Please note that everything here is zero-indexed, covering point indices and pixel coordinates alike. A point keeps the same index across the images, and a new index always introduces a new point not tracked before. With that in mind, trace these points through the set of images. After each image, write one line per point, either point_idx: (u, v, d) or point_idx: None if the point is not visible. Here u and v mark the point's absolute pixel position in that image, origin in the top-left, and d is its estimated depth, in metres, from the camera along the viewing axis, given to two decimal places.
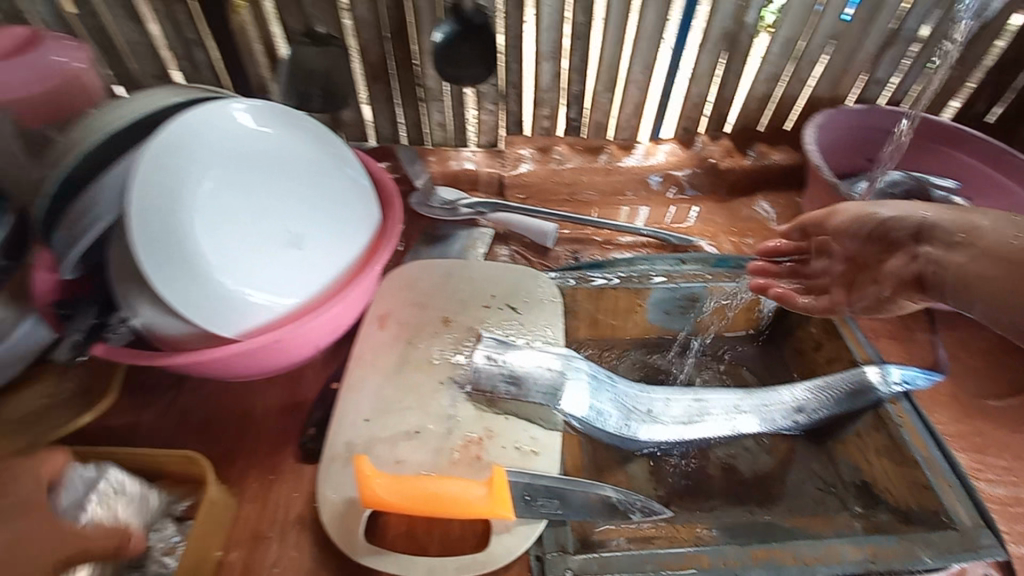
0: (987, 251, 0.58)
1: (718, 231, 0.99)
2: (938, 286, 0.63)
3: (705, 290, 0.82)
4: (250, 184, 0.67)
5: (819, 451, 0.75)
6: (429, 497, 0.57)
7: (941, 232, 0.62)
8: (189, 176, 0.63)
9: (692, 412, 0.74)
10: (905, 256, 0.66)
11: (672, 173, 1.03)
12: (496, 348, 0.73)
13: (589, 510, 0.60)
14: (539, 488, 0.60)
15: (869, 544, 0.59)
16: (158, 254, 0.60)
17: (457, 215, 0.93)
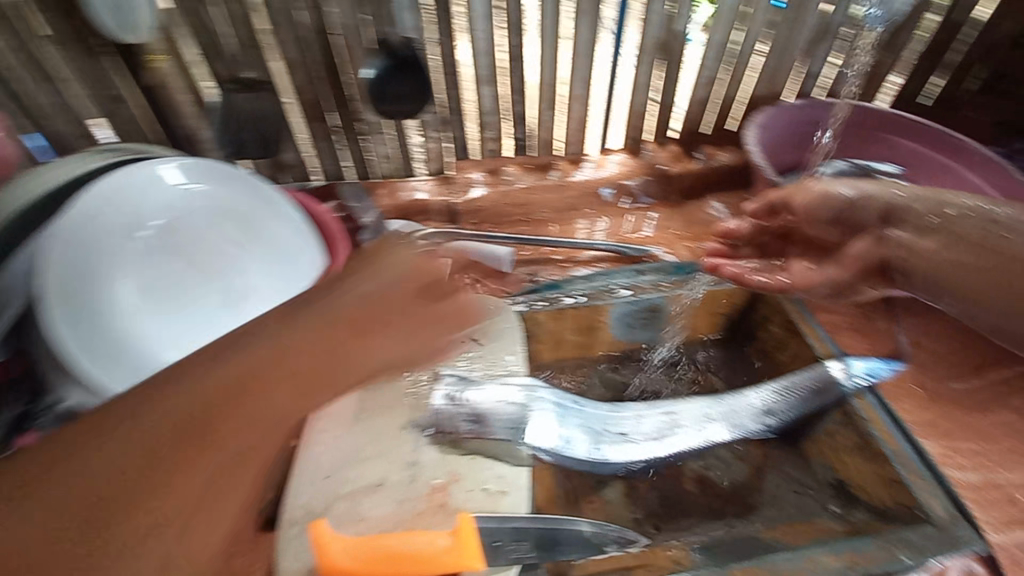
0: (959, 238, 0.59)
1: (675, 239, 0.97)
2: (906, 274, 0.64)
3: (665, 301, 0.82)
4: (179, 245, 0.64)
5: (794, 453, 0.74)
6: (394, 557, 0.55)
7: (909, 218, 0.64)
8: (111, 244, 0.60)
9: (663, 426, 0.73)
10: (870, 240, 0.68)
11: (623, 183, 1.03)
12: (457, 387, 0.71)
13: (563, 548, 0.59)
14: (509, 532, 0.58)
15: (848, 550, 0.58)
16: (80, 328, 0.57)
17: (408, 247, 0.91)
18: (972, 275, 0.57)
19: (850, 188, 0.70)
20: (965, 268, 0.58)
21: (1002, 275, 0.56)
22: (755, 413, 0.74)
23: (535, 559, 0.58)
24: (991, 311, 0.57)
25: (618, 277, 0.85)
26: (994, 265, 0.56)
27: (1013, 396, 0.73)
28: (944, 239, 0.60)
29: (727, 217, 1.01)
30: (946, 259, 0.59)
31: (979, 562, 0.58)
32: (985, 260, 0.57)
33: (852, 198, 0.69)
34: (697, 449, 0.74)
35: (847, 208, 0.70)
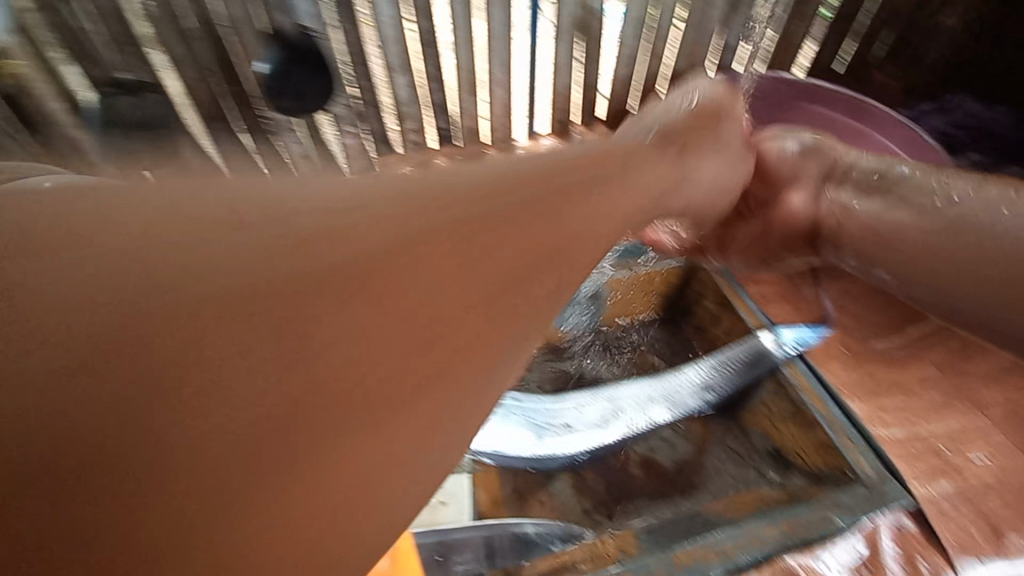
0: (899, 200, 0.56)
1: None
2: (835, 238, 0.61)
3: (603, 285, 0.81)
4: None
5: (733, 425, 0.74)
6: None
7: (853, 180, 0.61)
8: None
9: (607, 411, 0.74)
10: (809, 197, 0.65)
11: None
12: None
13: (508, 553, 0.57)
14: (450, 544, 0.56)
15: (784, 519, 0.59)
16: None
17: None
18: (904, 233, 0.54)
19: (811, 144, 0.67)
20: (898, 226, 0.55)
21: (937, 237, 0.52)
22: (693, 388, 0.75)
23: (479, 568, 0.56)
24: (915, 279, 0.53)
25: None
26: (929, 227, 0.53)
27: (929, 351, 0.76)
28: (883, 199, 0.58)
29: None
30: (883, 216, 0.57)
31: (909, 517, 0.60)
32: (921, 220, 0.53)
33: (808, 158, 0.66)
34: (639, 430, 0.73)
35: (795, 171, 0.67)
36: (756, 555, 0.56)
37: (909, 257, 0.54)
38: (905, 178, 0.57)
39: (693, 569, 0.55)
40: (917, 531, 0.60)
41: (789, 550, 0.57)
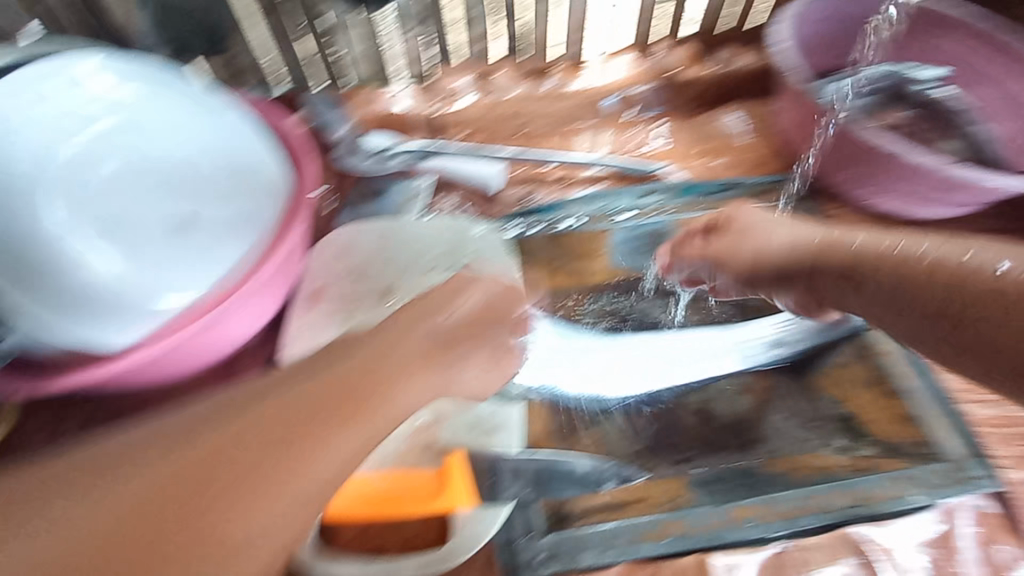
0: (880, 277, 0.46)
1: (687, 153, 0.88)
2: (867, 316, 0.48)
3: (671, 223, 0.78)
4: (146, 171, 0.56)
5: (802, 386, 0.69)
6: (389, 496, 0.56)
7: (832, 262, 0.50)
8: (41, 195, 0.52)
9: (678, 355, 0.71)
10: (805, 285, 0.53)
11: (630, 90, 0.90)
12: None
13: (558, 484, 0.58)
14: (496, 470, 0.57)
15: (851, 488, 0.56)
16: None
17: (385, 166, 0.82)
18: (927, 293, 0.43)
19: (764, 224, 0.58)
20: (905, 294, 0.44)
21: (967, 277, 0.41)
22: (764, 342, 0.71)
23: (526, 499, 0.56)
24: (966, 347, 0.40)
25: (623, 198, 0.79)
26: (948, 274, 0.42)
27: None
28: (856, 284, 0.48)
29: (742, 129, 0.90)
30: (880, 291, 0.46)
31: (987, 500, 0.57)
32: (910, 280, 0.44)
33: (779, 231, 0.56)
34: (702, 379, 0.70)
35: (787, 239, 0.55)
36: (819, 519, 0.54)
37: (955, 314, 0.41)
38: (862, 258, 0.47)
39: (754, 524, 0.54)
40: (999, 515, 0.57)
41: (853, 519, 0.55)
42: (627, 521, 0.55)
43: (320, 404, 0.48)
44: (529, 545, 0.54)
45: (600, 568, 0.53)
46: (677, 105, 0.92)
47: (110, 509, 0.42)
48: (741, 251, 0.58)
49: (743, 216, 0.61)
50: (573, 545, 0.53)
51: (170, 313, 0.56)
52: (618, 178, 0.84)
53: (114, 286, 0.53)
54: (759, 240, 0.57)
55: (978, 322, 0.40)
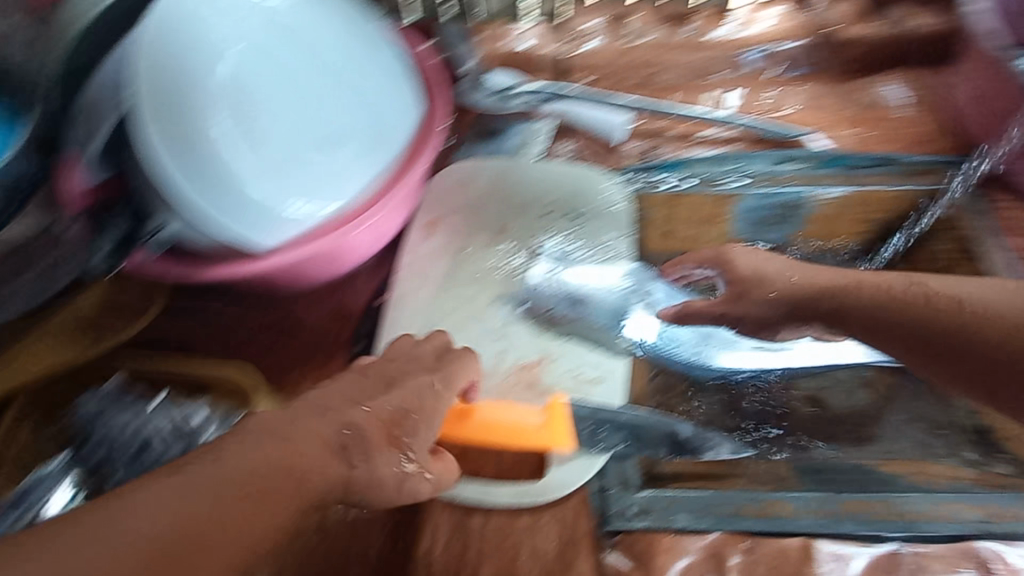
0: (874, 314, 0.53)
1: (831, 121, 0.80)
2: (883, 344, 0.54)
3: (806, 196, 0.72)
4: (291, 79, 0.57)
5: (932, 389, 0.64)
6: (511, 430, 0.57)
7: (831, 300, 0.55)
8: (204, 92, 0.54)
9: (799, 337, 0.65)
10: (823, 320, 0.57)
11: (776, 46, 0.82)
12: (556, 263, 0.69)
13: (657, 444, 0.57)
14: (602, 420, 0.57)
15: (984, 503, 0.53)
16: (164, 111, 0.53)
17: (507, 105, 0.80)
18: (923, 326, 0.51)
19: (755, 260, 0.61)
20: (900, 327, 0.52)
21: (949, 308, 0.50)
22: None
23: (628, 451, 0.56)
24: (965, 369, 0.50)
25: (756, 162, 0.73)
26: (925, 306, 0.51)
27: None
28: (857, 321, 0.54)
29: (900, 102, 0.80)
30: (877, 326, 0.53)
31: None
32: (906, 313, 0.52)
33: (767, 269, 0.60)
34: (820, 363, 0.65)
35: (777, 279, 0.59)
36: (945, 529, 0.51)
37: (962, 344, 0.49)
38: (860, 296, 0.54)
39: (862, 521, 0.51)
40: None
41: (985, 536, 0.51)
42: (727, 494, 0.53)
43: (310, 459, 0.44)
44: (623, 497, 0.53)
45: (699, 533, 0.51)
46: (827, 68, 0.83)
47: (99, 548, 0.37)
48: (739, 292, 0.61)
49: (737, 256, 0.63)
50: (668, 505, 0.52)
51: (306, 221, 0.58)
52: (751, 141, 0.78)
53: (258, 197, 0.56)
54: (756, 279, 0.60)
55: (976, 345, 0.48)
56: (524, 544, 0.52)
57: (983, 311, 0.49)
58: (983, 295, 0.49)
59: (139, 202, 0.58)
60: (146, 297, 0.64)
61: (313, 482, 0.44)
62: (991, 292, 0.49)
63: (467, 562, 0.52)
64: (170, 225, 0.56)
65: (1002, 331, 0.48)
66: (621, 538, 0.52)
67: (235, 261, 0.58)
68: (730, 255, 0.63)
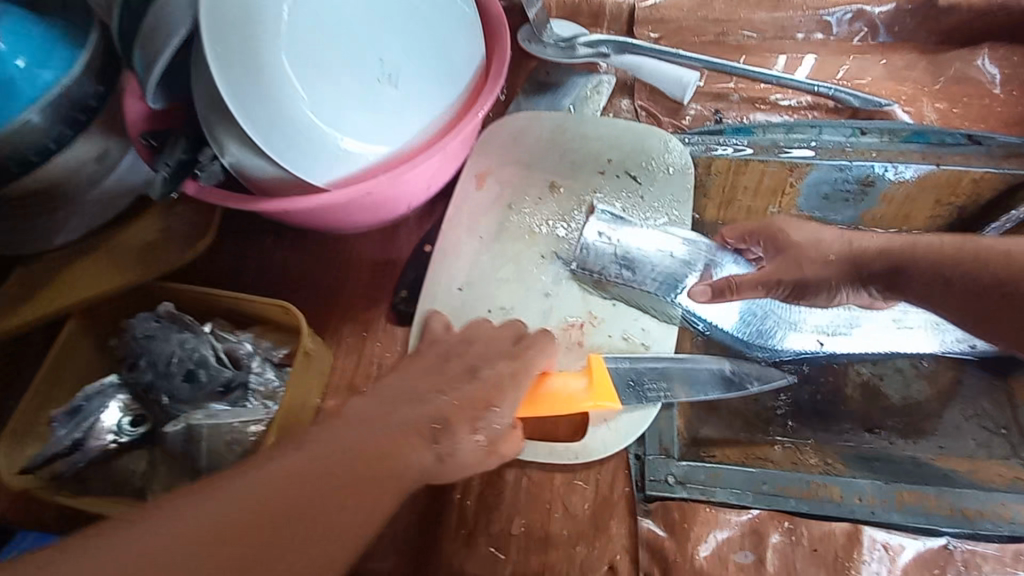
0: (929, 271, 0.51)
1: (919, 93, 0.74)
2: (935, 304, 0.52)
3: (883, 174, 0.67)
4: (356, 8, 0.55)
5: (996, 387, 0.60)
6: (564, 401, 0.52)
7: (881, 260, 0.54)
8: (268, 17, 0.52)
9: (857, 319, 0.62)
10: (872, 280, 0.55)
11: (865, 8, 0.76)
12: (610, 224, 0.64)
13: (704, 384, 0.55)
14: (644, 371, 0.54)
15: None
16: (229, 33, 0.51)
17: (572, 55, 0.76)
18: (979, 280, 0.49)
19: (806, 226, 0.58)
20: (956, 282, 0.50)
21: (1005, 259, 0.49)
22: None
23: (672, 396, 0.54)
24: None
25: (829, 132, 0.68)
26: (980, 259, 0.49)
27: None
28: (909, 281, 0.53)
29: (995, 79, 0.74)
30: (932, 284, 0.51)
31: None
32: (961, 267, 0.50)
33: (817, 234, 0.57)
34: (880, 348, 0.62)
35: (828, 242, 0.56)
36: (1004, 530, 0.48)
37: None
38: (911, 254, 0.52)
39: (916, 513, 0.49)
40: None
41: None
42: (772, 472, 0.51)
43: (411, 413, 0.44)
44: (662, 465, 0.52)
45: (738, 509, 0.50)
46: (915, 38, 0.77)
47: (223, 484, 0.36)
48: (787, 258, 0.57)
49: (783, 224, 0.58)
50: (708, 477, 0.51)
51: (364, 159, 0.57)
52: (826, 110, 0.72)
53: (317, 130, 0.54)
54: (806, 245, 0.56)
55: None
56: (559, 503, 0.52)
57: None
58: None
59: (195, 132, 0.58)
60: (196, 228, 0.64)
61: (320, 507, 0.37)
62: None
63: (500, 515, 0.52)
64: (229, 155, 0.55)
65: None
66: (656, 506, 0.51)
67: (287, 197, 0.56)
68: (782, 225, 0.58)
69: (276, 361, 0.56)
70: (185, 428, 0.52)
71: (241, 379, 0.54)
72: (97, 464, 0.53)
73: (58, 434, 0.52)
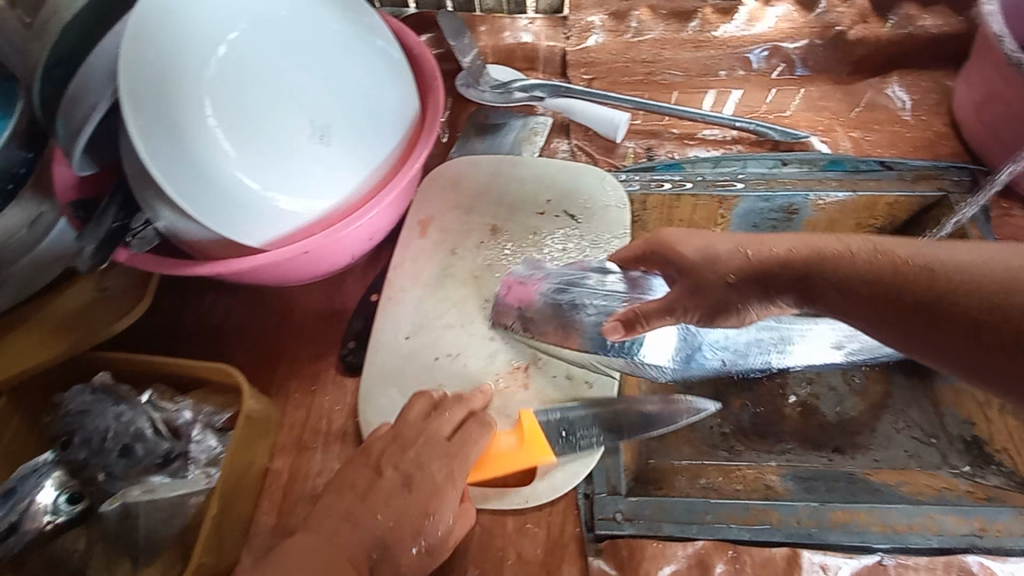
0: (838, 281, 0.44)
1: (835, 123, 0.79)
2: (844, 315, 0.45)
3: (807, 201, 0.71)
4: (284, 66, 0.54)
5: (923, 398, 0.64)
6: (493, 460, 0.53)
7: (794, 267, 0.47)
8: (193, 83, 0.51)
9: (764, 340, 0.62)
10: (777, 292, 0.48)
11: (782, 45, 0.81)
12: (529, 272, 0.64)
13: (638, 426, 0.56)
14: (577, 420, 0.55)
15: (977, 516, 0.52)
16: (154, 100, 0.50)
17: (510, 100, 0.78)
18: (898, 292, 0.41)
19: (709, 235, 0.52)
20: (875, 294, 0.42)
21: (932, 270, 0.40)
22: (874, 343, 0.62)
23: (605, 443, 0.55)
24: (958, 341, 0.39)
25: (754, 164, 0.72)
26: (902, 269, 0.42)
27: None
28: (824, 290, 0.45)
29: (904, 105, 0.79)
30: (843, 295, 0.44)
31: None
32: (881, 278, 0.42)
33: (721, 245, 0.51)
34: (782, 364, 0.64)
35: (733, 252, 0.50)
36: (932, 542, 0.51)
37: (951, 315, 0.39)
38: (824, 262, 0.45)
39: (848, 530, 0.51)
40: None
41: (974, 549, 0.51)
42: (714, 502, 0.52)
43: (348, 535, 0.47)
44: (609, 502, 0.53)
45: (684, 541, 0.51)
46: (830, 69, 0.82)
47: None
48: (688, 278, 0.52)
49: (673, 239, 0.54)
50: (653, 512, 0.52)
51: (305, 216, 0.57)
52: (749, 143, 0.77)
53: (254, 194, 0.54)
54: (706, 257, 0.51)
55: (970, 314, 0.38)
56: (512, 549, 0.53)
57: (971, 274, 0.39)
58: (983, 257, 0.39)
59: (125, 195, 0.56)
60: (134, 290, 0.62)
61: None
62: (958, 252, 0.40)
63: (455, 565, 0.53)
64: (162, 220, 0.54)
65: (996, 294, 0.37)
66: (606, 545, 0.52)
67: (225, 262, 0.55)
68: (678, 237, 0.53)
69: (218, 426, 0.55)
70: (122, 507, 0.51)
71: (181, 449, 0.54)
72: (36, 549, 0.51)
73: None
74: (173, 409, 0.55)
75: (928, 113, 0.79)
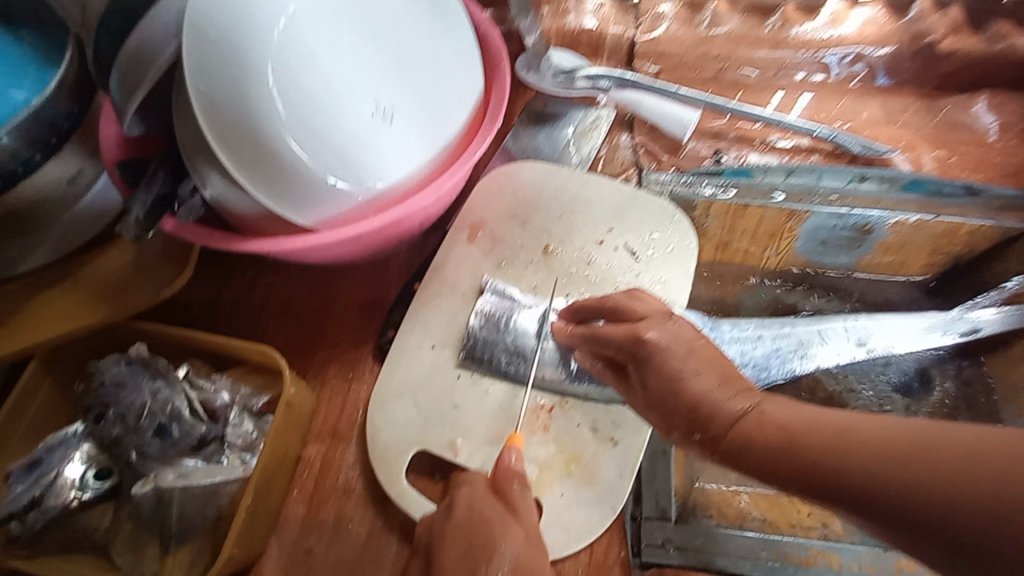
0: (764, 438, 0.37)
1: (916, 139, 0.74)
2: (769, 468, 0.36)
3: (883, 222, 0.66)
4: (349, 39, 0.50)
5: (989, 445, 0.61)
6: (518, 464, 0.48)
7: (712, 425, 0.40)
8: (254, 49, 0.47)
9: (781, 349, 0.62)
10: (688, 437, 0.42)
11: (864, 51, 0.76)
12: (516, 304, 0.58)
13: (657, 489, 0.53)
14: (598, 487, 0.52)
15: None
16: (216, 67, 0.47)
17: (571, 88, 0.74)
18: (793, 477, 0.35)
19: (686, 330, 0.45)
20: (781, 470, 0.35)
21: (841, 440, 0.33)
22: (894, 345, 0.63)
23: (617, 504, 0.52)
24: (933, 542, 0.29)
25: (830, 177, 0.67)
26: (800, 433, 0.35)
27: None
28: (754, 463, 0.37)
29: (990, 127, 0.74)
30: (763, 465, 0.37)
31: None
32: (818, 452, 0.34)
33: (688, 368, 0.42)
34: (793, 369, 0.62)
35: (688, 389, 0.41)
36: None
37: (876, 496, 0.31)
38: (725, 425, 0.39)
39: None
40: None
41: None
42: (771, 539, 0.52)
43: None
44: (658, 529, 0.51)
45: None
46: (912, 81, 0.77)
47: None
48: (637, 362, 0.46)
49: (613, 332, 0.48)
50: (703, 543, 0.51)
51: (359, 199, 0.54)
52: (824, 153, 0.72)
53: (310, 172, 0.51)
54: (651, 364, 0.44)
55: (921, 503, 0.29)
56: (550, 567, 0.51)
57: (872, 443, 0.32)
58: (891, 425, 0.32)
59: (176, 160, 0.54)
60: (171, 259, 0.59)
61: None
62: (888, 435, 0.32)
63: None
64: (210, 188, 0.51)
65: (907, 469, 0.30)
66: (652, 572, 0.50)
67: (269, 241, 0.53)
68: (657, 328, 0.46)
69: (256, 410, 0.53)
70: (155, 490, 0.49)
71: (216, 433, 0.52)
72: (56, 526, 0.49)
73: (17, 492, 0.49)
74: (210, 390, 0.53)
75: (1016, 137, 0.73)
